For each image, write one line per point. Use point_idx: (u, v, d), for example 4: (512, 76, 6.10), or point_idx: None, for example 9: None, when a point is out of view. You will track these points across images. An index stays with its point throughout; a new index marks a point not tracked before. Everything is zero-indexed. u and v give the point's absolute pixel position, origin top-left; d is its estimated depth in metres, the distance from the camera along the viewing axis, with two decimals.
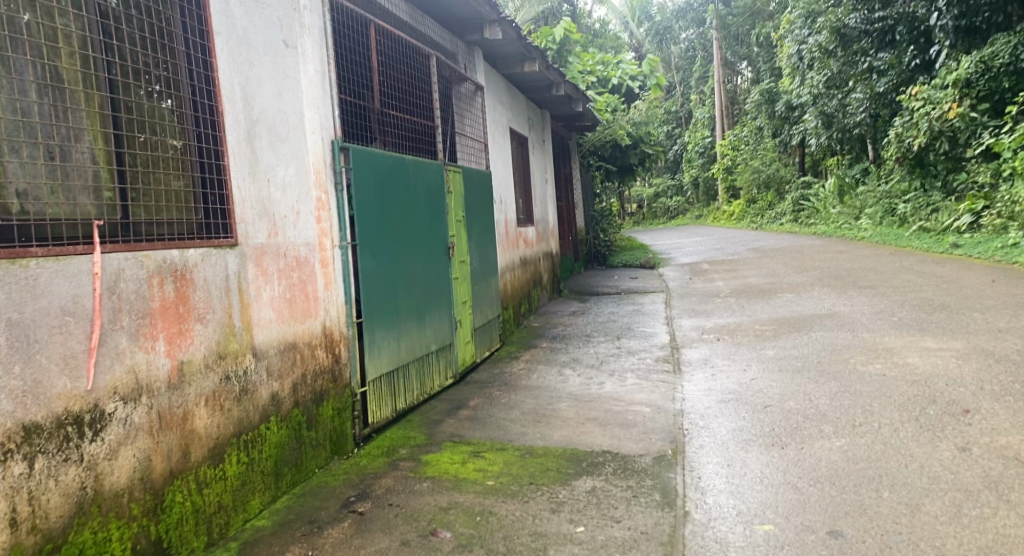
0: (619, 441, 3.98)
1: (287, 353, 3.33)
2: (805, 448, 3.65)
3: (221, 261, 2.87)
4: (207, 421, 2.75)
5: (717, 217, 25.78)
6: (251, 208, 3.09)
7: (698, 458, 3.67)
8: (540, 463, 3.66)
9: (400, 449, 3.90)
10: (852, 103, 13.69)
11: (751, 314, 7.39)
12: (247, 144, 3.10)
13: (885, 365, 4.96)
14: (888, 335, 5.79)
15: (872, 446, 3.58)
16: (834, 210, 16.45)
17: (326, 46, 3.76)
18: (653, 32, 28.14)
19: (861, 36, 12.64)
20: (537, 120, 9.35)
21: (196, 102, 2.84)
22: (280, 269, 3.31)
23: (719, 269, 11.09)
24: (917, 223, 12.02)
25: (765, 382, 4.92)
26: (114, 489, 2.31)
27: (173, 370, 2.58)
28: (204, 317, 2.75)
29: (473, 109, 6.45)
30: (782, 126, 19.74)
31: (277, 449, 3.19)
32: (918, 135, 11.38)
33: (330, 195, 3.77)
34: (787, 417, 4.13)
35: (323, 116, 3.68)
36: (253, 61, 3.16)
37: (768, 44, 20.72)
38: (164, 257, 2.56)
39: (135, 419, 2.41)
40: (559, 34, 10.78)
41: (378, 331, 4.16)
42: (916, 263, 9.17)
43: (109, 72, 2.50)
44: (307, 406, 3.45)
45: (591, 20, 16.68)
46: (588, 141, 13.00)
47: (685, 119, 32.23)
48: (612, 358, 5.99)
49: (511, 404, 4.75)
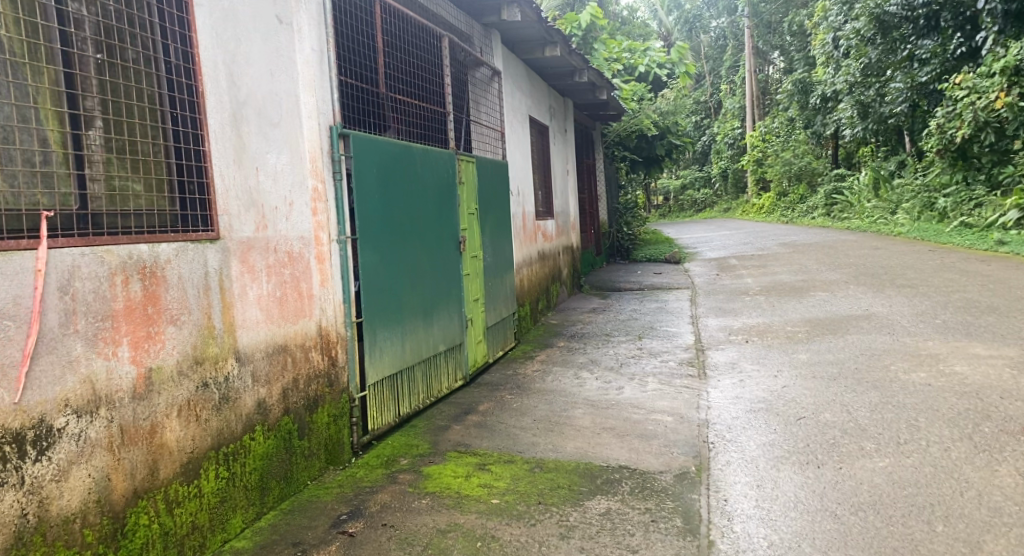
0: (637, 454, 3.67)
1: (276, 356, 3.07)
2: (844, 469, 3.30)
3: (199, 256, 2.60)
4: (180, 434, 2.49)
5: (746, 209, 25.19)
6: (235, 199, 2.83)
7: (725, 476, 3.35)
8: (550, 480, 3.36)
9: (401, 459, 3.62)
10: (891, 93, 13.06)
11: (782, 314, 6.99)
12: (233, 128, 2.83)
13: (930, 374, 4.56)
14: (931, 340, 5.38)
15: (919, 468, 3.22)
16: (868, 204, 15.92)
17: (323, 24, 3.50)
18: (682, 22, 28.48)
19: (902, 22, 12.14)
20: (559, 110, 9.02)
21: (169, 80, 2.58)
22: (270, 265, 3.05)
23: (748, 265, 10.67)
24: (959, 219, 11.46)
25: (798, 390, 4.55)
26: (63, 514, 2.04)
27: (139, 380, 2.32)
28: (178, 319, 2.49)
29: (489, 96, 6.15)
30: (814, 116, 19.09)
31: (262, 461, 2.94)
32: (962, 126, 10.81)
33: (328, 185, 3.50)
34: (824, 431, 3.78)
35: (321, 100, 3.42)
36: (240, 37, 2.89)
37: (801, 33, 20.11)
38: (129, 252, 2.29)
39: (91, 434, 2.14)
40: (584, 19, 10.43)
41: (380, 331, 3.89)
42: (959, 261, 8.68)
43: (64, 44, 2.23)
44: (298, 414, 3.20)
45: (619, 8, 16.24)
46: (613, 131, 12.62)
47: (714, 110, 31.52)
48: (633, 361, 5.66)
49: (522, 409, 4.46)
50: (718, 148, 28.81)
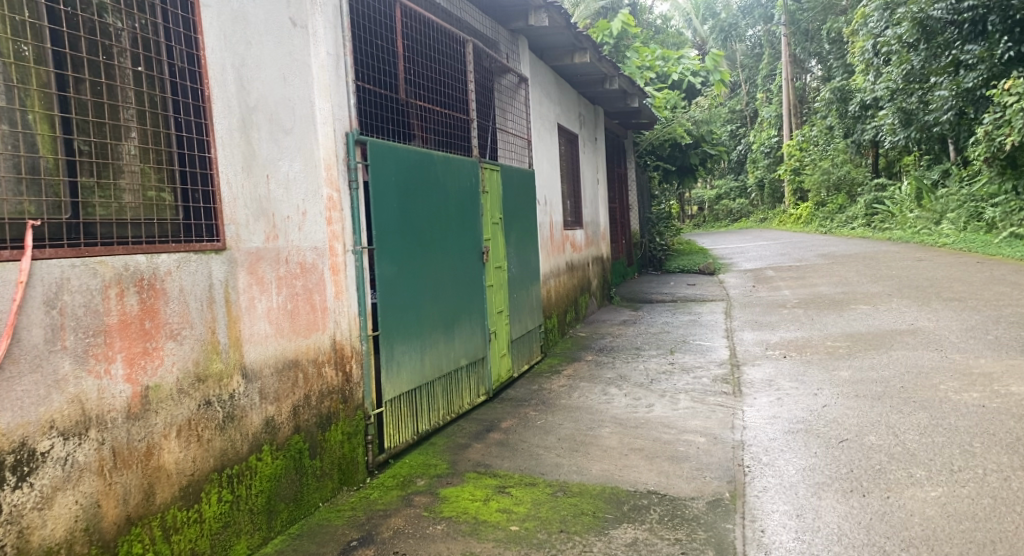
0: (667, 479, 3.45)
1: (286, 373, 2.94)
2: (892, 497, 3.03)
3: (203, 267, 2.51)
4: (179, 455, 2.40)
5: (783, 220, 24.64)
6: (244, 207, 2.72)
7: (762, 504, 3.11)
8: (574, 505, 3.16)
9: (417, 480, 3.46)
10: (935, 101, 12.54)
11: (821, 328, 6.69)
12: (242, 134, 2.73)
13: (983, 394, 4.24)
14: (983, 357, 5.04)
15: (977, 499, 2.93)
16: (911, 214, 15.38)
17: (339, 27, 3.38)
18: (718, 30, 27.97)
19: (947, 27, 11.76)
20: (588, 117, 8.84)
21: (174, 84, 2.51)
22: (281, 277, 2.93)
23: (785, 277, 10.32)
24: (1008, 230, 10.94)
25: (840, 410, 4.28)
26: (47, 544, 1.95)
27: (134, 398, 2.24)
28: (179, 333, 2.40)
29: (516, 103, 6.01)
30: (854, 125, 18.59)
31: (271, 482, 2.81)
32: (1012, 133, 10.30)
33: (344, 194, 3.37)
34: (869, 456, 3.50)
35: (336, 105, 3.30)
36: (251, 40, 2.79)
37: (839, 40, 19.67)
38: (125, 264, 2.22)
39: (80, 457, 2.06)
40: (616, 27, 10.28)
41: (398, 344, 3.74)
42: (1010, 274, 8.24)
43: (55, 44, 2.13)
44: (310, 432, 3.06)
45: (652, 17, 16.05)
46: (645, 139, 12.41)
47: (750, 118, 30.96)
48: (664, 377, 5.42)
49: (547, 427, 4.26)
50: (755, 158, 28.28)
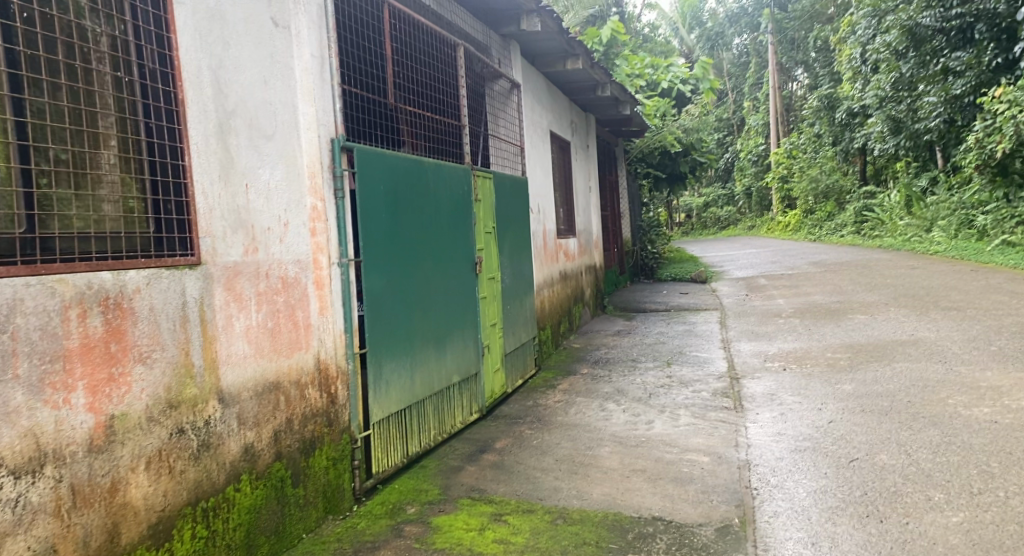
0: (672, 503, 3.27)
1: (267, 396, 2.74)
2: (911, 523, 2.87)
3: (176, 284, 2.31)
4: (148, 490, 2.20)
5: (771, 228, 24.65)
6: (221, 219, 2.53)
7: (775, 531, 2.94)
8: (575, 534, 2.97)
9: (408, 507, 3.26)
10: (924, 108, 12.51)
11: (819, 339, 6.55)
12: (219, 141, 2.54)
13: (994, 409, 4.10)
14: (989, 370, 4.90)
15: (1002, 526, 2.77)
16: (901, 222, 15.37)
17: (324, 28, 3.19)
18: (705, 39, 28.03)
19: (935, 35, 11.78)
20: (580, 125, 8.70)
21: (144, 86, 2.33)
22: (261, 292, 2.73)
23: (778, 285, 10.21)
24: (1000, 238, 10.88)
25: (847, 426, 4.12)
26: None
27: (97, 430, 2.04)
28: (148, 356, 2.20)
29: (508, 109, 5.85)
30: (842, 133, 18.61)
31: (251, 514, 2.61)
32: (1002, 140, 10.24)
33: (329, 204, 3.17)
34: (882, 477, 3.34)
35: (321, 110, 3.11)
36: (230, 40, 2.60)
37: (826, 49, 19.77)
38: (88, 281, 2.03)
39: (34, 498, 1.87)
40: (606, 34, 10.17)
41: (387, 362, 3.54)
42: (1006, 282, 8.17)
43: (8, 41, 1.95)
44: (293, 458, 2.86)
45: (640, 25, 15.99)
46: (636, 148, 12.30)
47: (737, 127, 31.06)
48: (663, 391, 5.25)
49: (543, 447, 4.08)
50: (742, 166, 28.32)
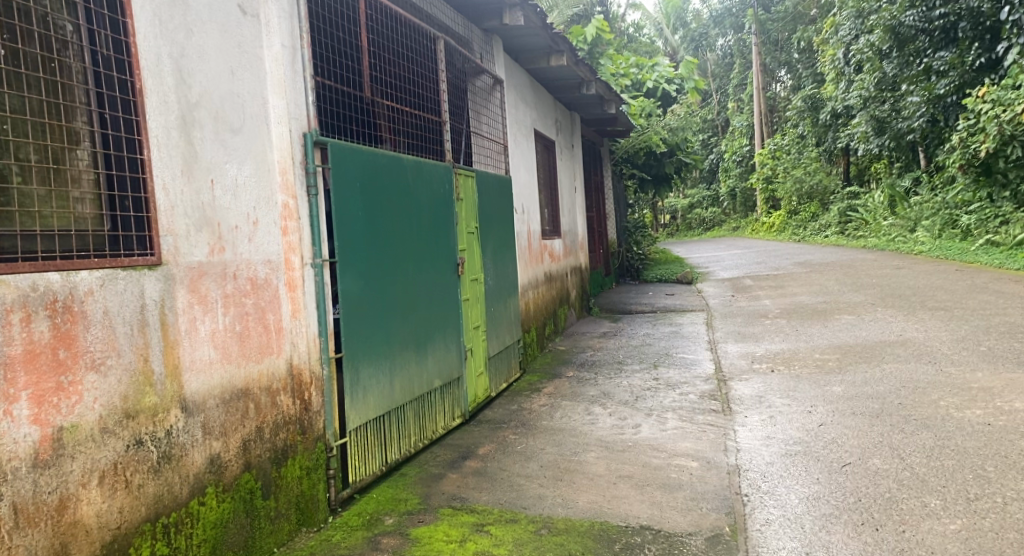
0: (661, 511, 3.15)
1: (234, 403, 2.59)
2: (908, 532, 2.77)
3: (133, 285, 2.16)
4: (101, 506, 2.05)
5: (756, 229, 24.70)
6: (183, 217, 2.38)
7: (767, 540, 2.83)
8: (559, 545, 2.85)
9: (386, 518, 3.12)
10: (908, 108, 12.52)
11: (807, 340, 6.48)
12: (182, 134, 2.39)
13: (987, 411, 4.03)
14: (979, 371, 4.84)
15: (1001, 534, 2.69)
16: (885, 222, 15.42)
17: (296, 17, 3.04)
18: (689, 40, 28.07)
19: (918, 35, 11.79)
20: (565, 123, 8.59)
21: (97, 74, 2.20)
22: (229, 295, 2.58)
23: (764, 285, 10.15)
24: (984, 238, 10.89)
25: (837, 429, 4.03)
26: None
27: (44, 443, 1.90)
28: (102, 364, 2.05)
29: (491, 106, 5.73)
30: (825, 134, 18.65)
31: (218, 529, 2.46)
32: (985, 140, 10.23)
33: (302, 202, 3.02)
34: (876, 483, 3.24)
35: (292, 104, 2.96)
36: (193, 28, 2.45)
37: (809, 50, 19.86)
38: (33, 282, 1.88)
39: None
40: (591, 32, 10.07)
41: (364, 368, 3.40)
42: (991, 282, 8.16)
43: None
44: (263, 468, 2.72)
45: (625, 26, 15.91)
46: (621, 147, 12.20)
47: (721, 128, 31.13)
48: (650, 393, 5.14)
49: (527, 453, 3.95)
50: (727, 167, 28.36)
